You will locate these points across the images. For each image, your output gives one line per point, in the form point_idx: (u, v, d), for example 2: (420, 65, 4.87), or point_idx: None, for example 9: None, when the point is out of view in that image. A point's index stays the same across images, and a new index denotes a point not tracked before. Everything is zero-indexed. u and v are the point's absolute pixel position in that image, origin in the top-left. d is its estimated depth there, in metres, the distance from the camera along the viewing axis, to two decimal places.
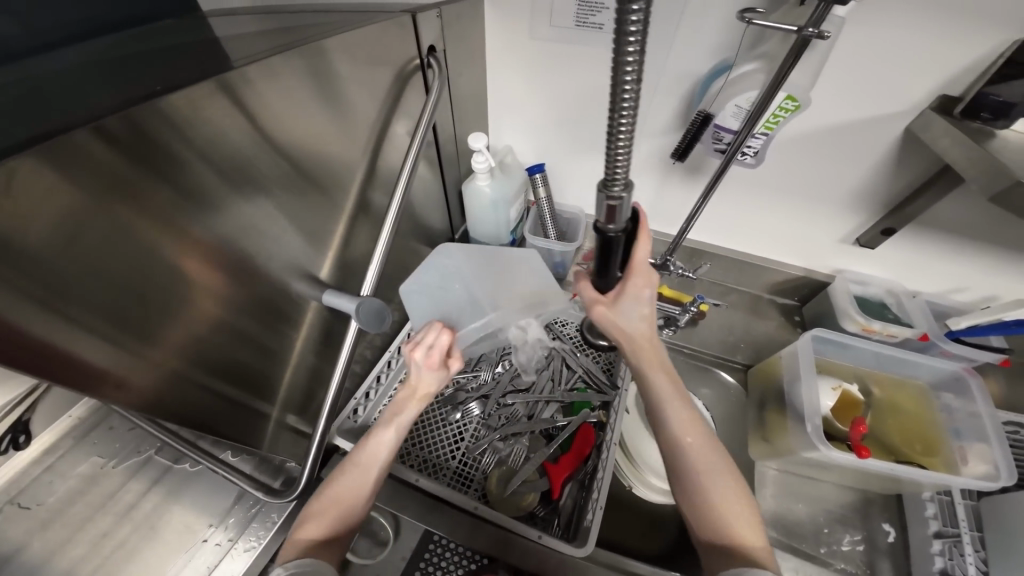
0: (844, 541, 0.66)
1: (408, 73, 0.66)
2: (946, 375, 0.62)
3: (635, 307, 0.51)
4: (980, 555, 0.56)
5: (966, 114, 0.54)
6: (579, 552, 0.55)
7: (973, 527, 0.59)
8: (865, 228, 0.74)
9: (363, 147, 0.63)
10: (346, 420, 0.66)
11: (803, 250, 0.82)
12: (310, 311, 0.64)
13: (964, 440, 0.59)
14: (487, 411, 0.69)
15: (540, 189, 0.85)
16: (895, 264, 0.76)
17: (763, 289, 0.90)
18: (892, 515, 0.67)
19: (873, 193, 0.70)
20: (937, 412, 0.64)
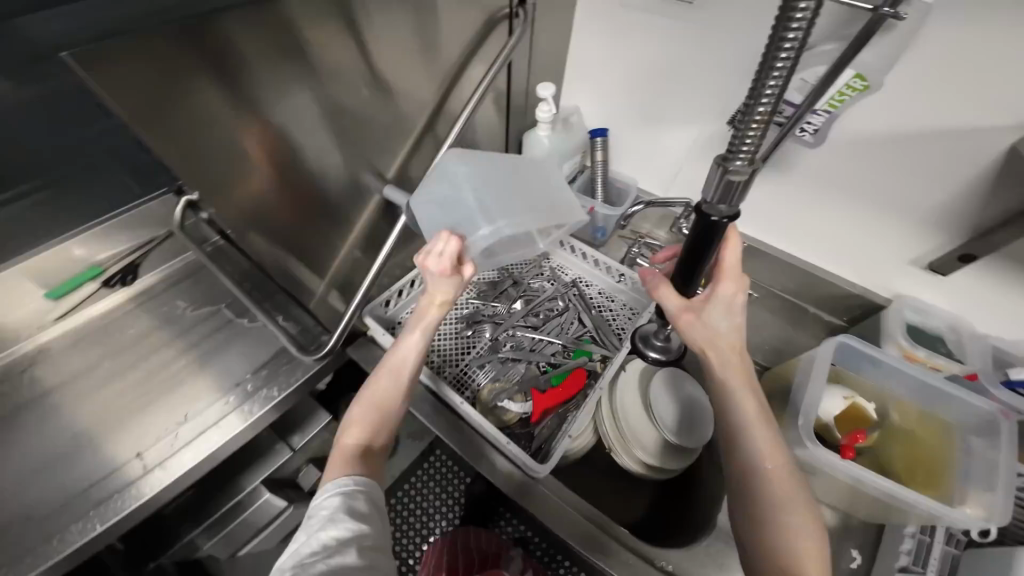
0: None
1: (496, 19, 0.72)
2: (980, 416, 0.60)
3: (724, 316, 0.53)
4: None
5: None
6: (539, 470, 0.60)
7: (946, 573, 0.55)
8: (941, 253, 0.68)
9: (442, 77, 0.71)
10: (376, 308, 0.76)
11: (864, 265, 0.76)
12: (368, 210, 0.74)
13: (972, 482, 0.57)
14: (495, 336, 0.76)
15: (597, 153, 0.87)
16: (968, 296, 0.69)
17: (808, 301, 0.85)
18: (863, 544, 0.63)
19: (953, 217, 0.64)
20: (954, 453, 0.61)
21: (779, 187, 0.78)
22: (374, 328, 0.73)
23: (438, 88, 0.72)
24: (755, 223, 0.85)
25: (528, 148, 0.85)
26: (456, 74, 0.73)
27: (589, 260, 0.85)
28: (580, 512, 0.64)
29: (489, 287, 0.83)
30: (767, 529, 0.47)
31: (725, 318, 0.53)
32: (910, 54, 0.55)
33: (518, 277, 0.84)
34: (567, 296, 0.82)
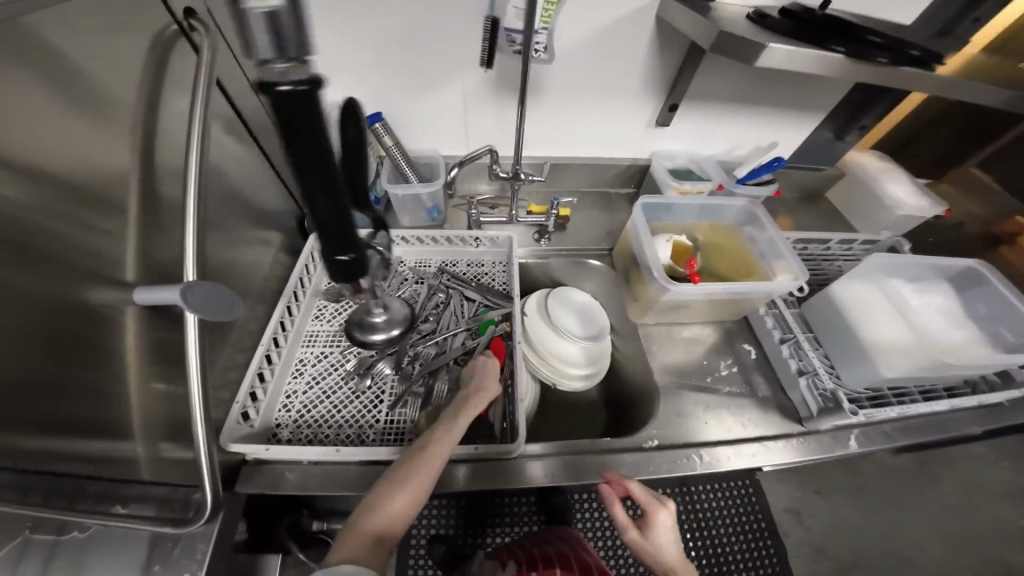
0: (721, 367, 0.79)
1: (168, 39, 0.53)
2: (744, 212, 0.84)
3: (664, 532, 0.56)
4: (822, 351, 0.75)
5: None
6: (515, 446, 0.62)
7: (806, 330, 0.79)
8: (657, 110, 0.87)
9: (129, 140, 0.49)
10: (236, 427, 0.60)
11: (628, 143, 0.95)
12: (128, 332, 0.50)
13: (769, 259, 0.79)
14: (397, 365, 0.72)
15: (386, 138, 0.82)
16: (690, 137, 0.94)
17: (610, 184, 1.03)
18: (748, 336, 0.84)
19: (654, 83, 0.81)
20: (747, 244, 0.85)
21: (552, 107, 0.85)
22: (249, 453, 0.58)
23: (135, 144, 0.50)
24: (544, 144, 0.94)
25: None
26: (150, 125, 0.51)
27: (441, 243, 0.85)
28: (491, 470, 0.65)
29: (364, 322, 0.76)
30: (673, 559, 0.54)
31: (664, 530, 0.56)
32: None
33: (386, 297, 0.79)
34: (445, 285, 0.82)
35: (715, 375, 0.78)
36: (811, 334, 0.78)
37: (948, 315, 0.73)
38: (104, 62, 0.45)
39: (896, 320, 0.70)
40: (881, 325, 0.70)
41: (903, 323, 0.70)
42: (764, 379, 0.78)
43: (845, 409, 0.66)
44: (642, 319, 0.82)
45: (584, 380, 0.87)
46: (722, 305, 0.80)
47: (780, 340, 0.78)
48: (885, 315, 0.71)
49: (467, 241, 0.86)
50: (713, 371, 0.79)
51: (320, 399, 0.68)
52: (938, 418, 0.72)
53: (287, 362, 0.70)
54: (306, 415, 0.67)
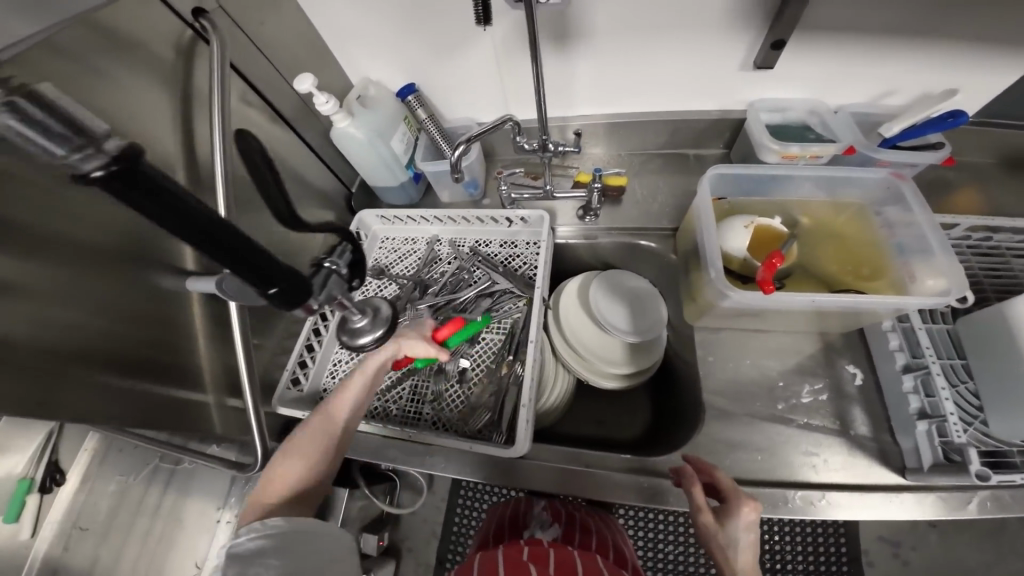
0: (803, 393, 0.60)
1: (192, 37, 0.55)
2: (879, 185, 0.59)
3: (742, 530, 0.46)
4: (969, 387, 0.53)
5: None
6: (515, 453, 0.60)
7: (955, 356, 0.56)
8: (757, 47, 0.65)
9: (172, 145, 0.54)
10: (286, 391, 0.68)
11: (712, 91, 0.73)
12: (195, 315, 0.58)
13: (908, 257, 0.56)
14: (421, 349, 0.73)
15: (420, 112, 0.77)
16: (807, 76, 0.68)
17: (685, 146, 0.83)
18: (856, 356, 0.62)
19: (749, 5, 0.60)
20: (876, 230, 0.60)
21: (604, 55, 0.70)
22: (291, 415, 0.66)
23: (178, 139, 0.55)
24: (597, 103, 0.78)
25: (344, 148, 0.73)
26: (190, 127, 0.56)
27: (474, 222, 0.80)
28: (501, 466, 0.63)
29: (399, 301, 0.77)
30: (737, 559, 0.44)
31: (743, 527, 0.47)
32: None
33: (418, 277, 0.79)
34: (476, 267, 0.78)
35: (792, 402, 0.60)
36: (961, 361, 0.55)
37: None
38: (135, 76, 0.49)
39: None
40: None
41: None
42: (866, 415, 0.58)
43: (975, 475, 0.48)
44: (700, 323, 0.67)
45: (620, 380, 0.78)
46: (819, 317, 0.60)
47: (905, 365, 0.56)
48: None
49: (502, 222, 0.79)
50: (791, 396, 0.61)
51: (355, 372, 0.74)
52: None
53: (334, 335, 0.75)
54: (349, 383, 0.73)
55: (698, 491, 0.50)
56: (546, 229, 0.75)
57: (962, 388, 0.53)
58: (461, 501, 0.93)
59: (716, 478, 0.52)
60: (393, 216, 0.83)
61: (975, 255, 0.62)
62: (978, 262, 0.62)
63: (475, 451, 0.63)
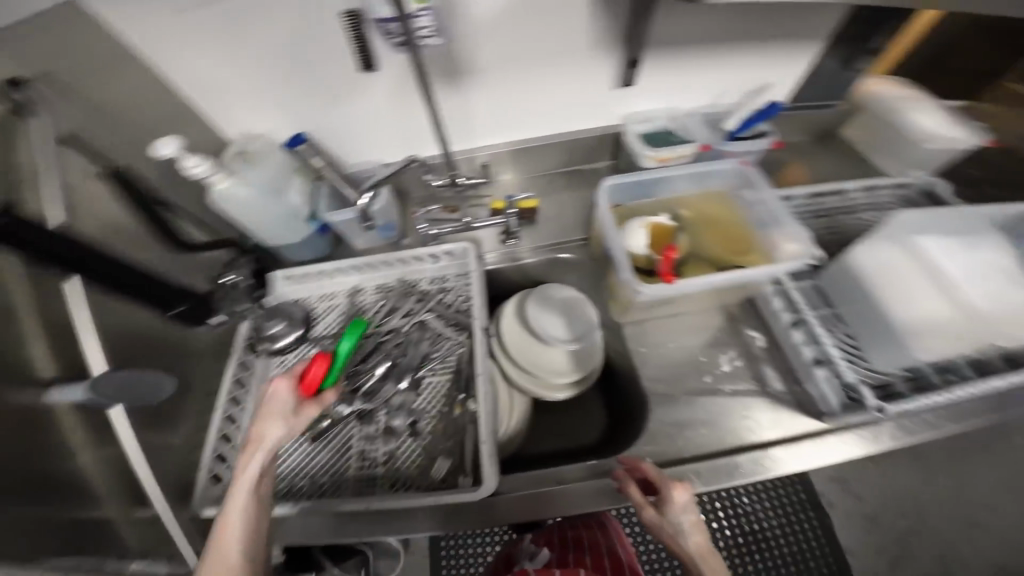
0: (723, 363, 0.68)
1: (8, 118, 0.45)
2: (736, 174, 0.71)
3: (680, 513, 0.51)
4: (844, 331, 0.63)
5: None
6: (480, 493, 0.58)
7: (827, 306, 0.66)
8: (619, 68, 0.74)
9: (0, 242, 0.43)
10: (208, 489, 0.60)
11: (594, 112, 0.82)
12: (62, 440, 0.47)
13: (768, 230, 0.67)
14: (361, 409, 0.66)
15: (313, 159, 0.73)
16: (664, 91, 0.79)
17: (583, 161, 0.91)
18: (755, 321, 0.71)
19: (607, 36, 0.68)
20: (740, 211, 0.72)
21: (495, 89, 0.73)
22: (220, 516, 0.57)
23: None
24: (497, 133, 0.82)
25: (228, 209, 0.66)
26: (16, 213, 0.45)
27: (395, 263, 0.77)
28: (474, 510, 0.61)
29: None
30: (685, 545, 0.48)
31: (680, 511, 0.51)
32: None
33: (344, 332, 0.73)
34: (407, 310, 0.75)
35: (716, 373, 0.67)
36: (833, 310, 0.65)
37: (987, 272, 0.61)
38: None
39: (940, 290, 0.55)
40: (921, 294, 0.56)
41: (948, 295, 0.55)
42: (775, 369, 0.67)
43: (873, 409, 0.56)
44: (624, 318, 0.72)
45: (569, 388, 0.80)
46: (718, 293, 0.68)
47: (793, 322, 0.65)
48: (931, 281, 0.56)
49: (425, 260, 0.77)
50: (715, 368, 0.68)
51: (290, 452, 0.65)
52: (992, 398, 0.63)
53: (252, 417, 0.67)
54: (282, 466, 0.65)
55: (634, 494, 0.54)
56: (472, 259, 0.75)
57: (839, 334, 0.63)
58: (439, 557, 0.87)
59: (648, 472, 0.56)
60: (302, 272, 0.77)
61: (817, 220, 0.77)
62: (820, 226, 0.77)
63: (440, 503, 0.59)
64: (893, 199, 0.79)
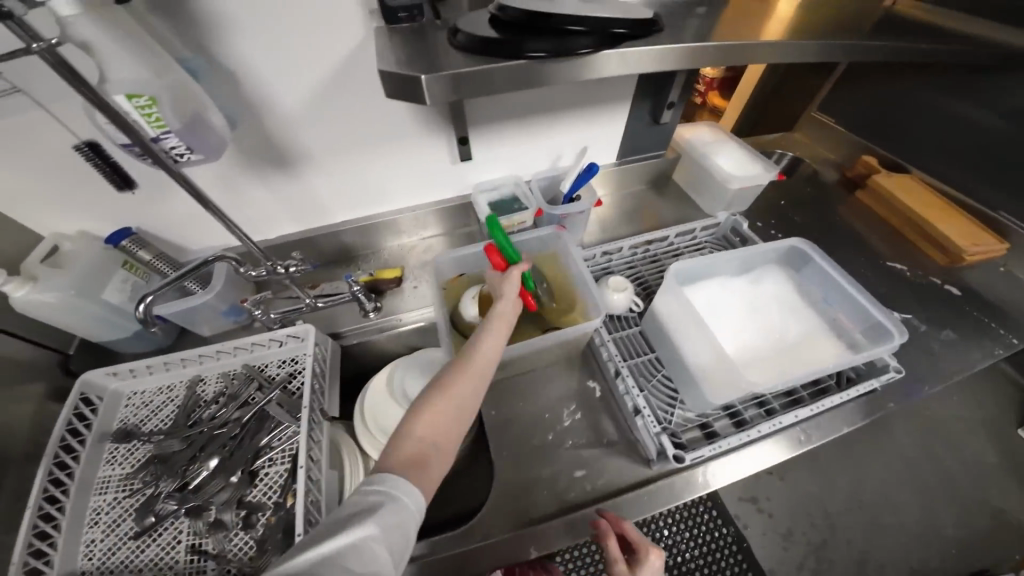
0: (564, 419, 0.71)
1: None
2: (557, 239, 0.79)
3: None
4: (661, 375, 0.69)
5: (391, 20, 0.56)
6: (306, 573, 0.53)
7: (649, 352, 0.73)
8: (453, 144, 0.80)
9: None
10: None
11: (442, 183, 0.87)
12: None
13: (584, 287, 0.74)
14: (190, 505, 0.61)
15: (141, 253, 0.71)
16: (502, 160, 0.86)
17: (447, 225, 0.95)
18: (595, 372, 0.76)
19: (432, 119, 0.74)
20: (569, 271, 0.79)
21: (332, 170, 0.76)
22: None
23: None
24: (346, 207, 0.84)
25: (33, 315, 0.61)
26: None
27: (237, 350, 0.74)
28: None
29: (155, 461, 0.64)
30: None
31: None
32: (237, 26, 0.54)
33: (178, 424, 0.68)
34: (247, 397, 0.71)
35: (557, 429, 0.70)
36: (652, 355, 0.72)
37: (759, 311, 0.70)
38: None
39: (701, 336, 0.62)
40: (692, 341, 0.64)
41: (706, 341, 0.61)
42: (611, 421, 0.71)
43: (672, 459, 0.59)
44: None
45: None
46: (552, 351, 0.72)
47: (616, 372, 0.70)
48: (696, 330, 0.63)
49: (272, 344, 0.75)
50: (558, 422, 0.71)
51: (114, 553, 0.58)
52: (795, 428, 0.68)
53: (74, 514, 0.59)
54: (107, 562, 0.57)
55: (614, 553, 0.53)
56: (313, 339, 0.73)
57: (656, 380, 0.69)
58: None
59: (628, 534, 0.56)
60: (130, 369, 0.70)
61: (649, 266, 0.84)
62: (653, 271, 0.84)
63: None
64: (710, 238, 0.89)
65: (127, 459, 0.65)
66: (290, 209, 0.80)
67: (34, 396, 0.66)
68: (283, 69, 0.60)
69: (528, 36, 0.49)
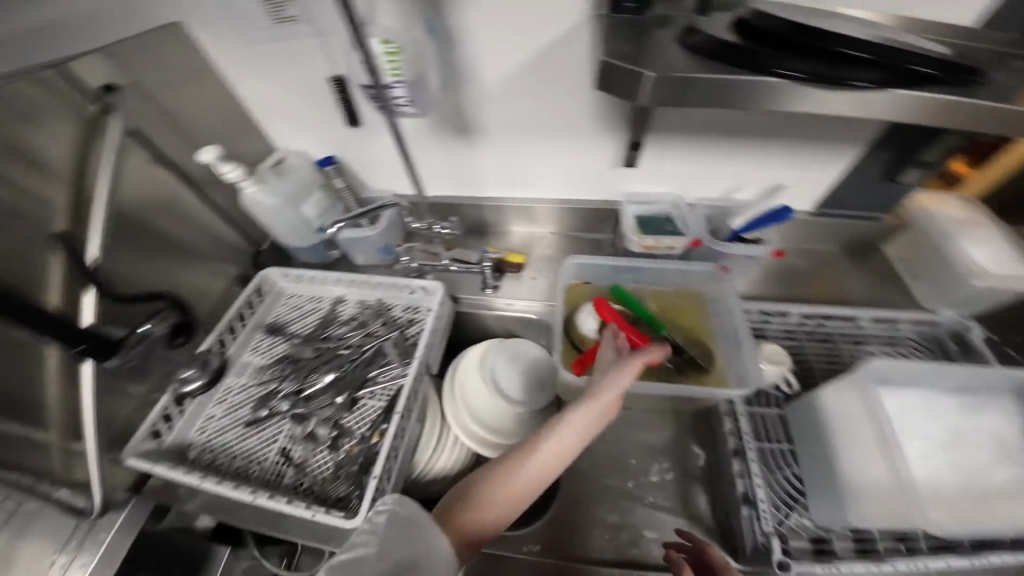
0: (652, 472, 0.67)
1: (95, 119, 0.58)
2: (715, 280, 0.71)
3: None
4: (791, 471, 0.58)
5: (615, 10, 0.53)
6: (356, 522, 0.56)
7: (785, 440, 0.61)
8: (622, 149, 0.74)
9: (64, 195, 0.56)
10: (140, 443, 0.64)
11: (594, 186, 0.83)
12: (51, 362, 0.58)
13: (731, 343, 0.67)
14: (297, 410, 0.70)
15: (335, 181, 0.83)
16: (668, 177, 0.78)
17: (581, 228, 0.91)
18: (703, 438, 0.69)
19: (613, 118, 0.69)
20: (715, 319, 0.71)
21: (498, 147, 0.78)
22: (152, 467, 0.61)
23: (68, 197, 0.56)
24: (495, 185, 0.86)
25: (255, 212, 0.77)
26: (80, 178, 0.57)
27: (377, 285, 0.83)
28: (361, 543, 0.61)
29: (286, 361, 0.76)
30: None
31: None
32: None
33: (311, 335, 0.80)
34: (371, 330, 0.80)
35: (641, 480, 0.67)
36: (787, 446, 0.59)
37: (963, 442, 0.52)
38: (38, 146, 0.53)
39: (865, 443, 0.49)
40: (852, 451, 0.51)
41: (872, 452, 0.48)
42: (706, 496, 0.64)
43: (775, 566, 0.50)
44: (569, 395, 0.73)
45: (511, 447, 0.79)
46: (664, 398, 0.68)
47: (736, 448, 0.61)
48: (859, 431, 0.51)
49: (404, 290, 0.83)
50: (644, 472, 0.67)
51: (229, 430, 0.69)
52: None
53: (212, 388, 0.72)
54: (218, 438, 0.68)
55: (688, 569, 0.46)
56: (439, 299, 0.79)
57: (781, 474, 0.58)
58: None
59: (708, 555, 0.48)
60: (301, 275, 0.85)
61: (813, 343, 0.69)
62: (816, 351, 0.69)
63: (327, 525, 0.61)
64: (912, 334, 0.70)
65: (264, 353, 0.78)
66: (450, 174, 0.85)
67: (227, 274, 0.83)
68: (498, 43, 0.62)
69: (786, 52, 0.41)
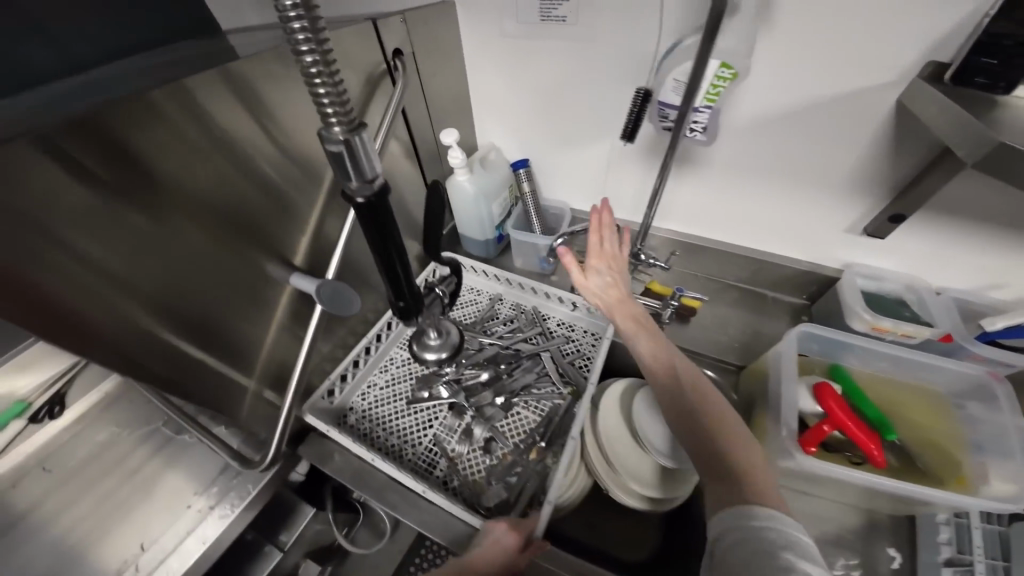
0: (837, 565, 0.61)
1: (375, 81, 0.61)
2: (970, 380, 0.59)
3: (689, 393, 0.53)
4: None
5: (959, 81, 0.48)
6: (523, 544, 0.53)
7: None
8: (871, 217, 0.66)
9: None
10: (319, 400, 0.66)
11: (808, 246, 0.74)
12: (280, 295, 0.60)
13: (986, 456, 0.54)
14: (456, 399, 0.70)
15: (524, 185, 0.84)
16: (910, 257, 0.68)
17: (767, 286, 0.83)
18: (899, 541, 0.62)
19: (873, 178, 0.62)
20: (957, 423, 0.59)
21: (713, 183, 0.73)
22: (323, 426, 0.62)
23: None
24: (684, 220, 0.81)
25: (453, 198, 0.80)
26: None
27: (541, 293, 0.82)
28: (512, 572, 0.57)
29: None
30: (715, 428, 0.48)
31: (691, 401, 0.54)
32: (775, 29, 0.53)
33: (472, 326, 0.80)
34: (529, 337, 0.79)
35: None
36: None
37: None
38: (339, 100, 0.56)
39: None
40: None
41: None
42: None
43: None
44: None
45: (655, 501, 0.72)
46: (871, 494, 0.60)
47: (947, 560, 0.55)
48: None
49: (565, 302, 0.81)
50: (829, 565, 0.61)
51: (388, 402, 0.71)
52: None
53: (379, 355, 0.75)
54: (376, 408, 0.70)
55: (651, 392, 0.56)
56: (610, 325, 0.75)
57: None
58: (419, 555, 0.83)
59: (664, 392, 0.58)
60: (472, 265, 0.87)
61: None
62: None
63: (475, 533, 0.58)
64: None
65: None
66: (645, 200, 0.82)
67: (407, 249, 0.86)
68: (784, 78, 0.57)
69: None
